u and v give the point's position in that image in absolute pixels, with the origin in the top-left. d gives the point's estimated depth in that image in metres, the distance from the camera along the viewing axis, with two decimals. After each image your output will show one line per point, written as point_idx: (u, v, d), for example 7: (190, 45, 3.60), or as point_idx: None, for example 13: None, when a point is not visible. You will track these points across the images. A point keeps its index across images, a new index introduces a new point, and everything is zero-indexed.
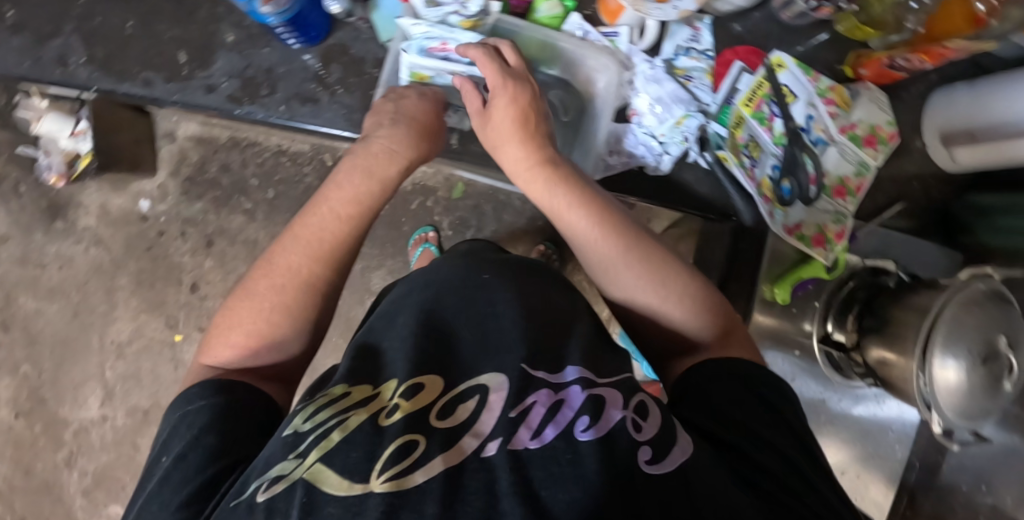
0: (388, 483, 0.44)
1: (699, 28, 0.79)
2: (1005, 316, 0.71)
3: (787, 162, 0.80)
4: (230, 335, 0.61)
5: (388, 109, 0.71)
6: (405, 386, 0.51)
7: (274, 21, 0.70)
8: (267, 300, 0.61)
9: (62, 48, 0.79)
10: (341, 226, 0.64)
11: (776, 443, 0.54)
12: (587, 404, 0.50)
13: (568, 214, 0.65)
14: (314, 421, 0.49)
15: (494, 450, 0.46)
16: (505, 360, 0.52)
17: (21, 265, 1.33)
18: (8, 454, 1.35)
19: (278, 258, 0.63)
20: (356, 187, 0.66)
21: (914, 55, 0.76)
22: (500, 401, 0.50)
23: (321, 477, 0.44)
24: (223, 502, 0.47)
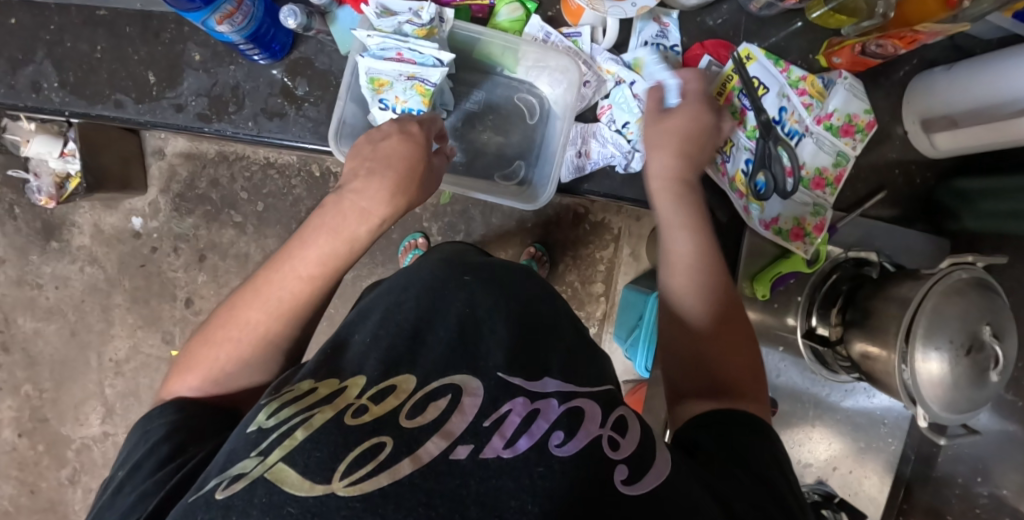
0: (351, 487, 0.43)
1: (666, 24, 0.78)
2: (988, 304, 0.69)
3: (760, 155, 0.79)
4: (190, 377, 0.61)
5: (366, 155, 0.69)
6: (375, 389, 0.50)
7: (235, 39, 0.70)
8: (224, 351, 0.61)
9: (34, 75, 0.80)
10: (306, 288, 0.63)
11: (756, 467, 0.53)
12: (563, 418, 0.48)
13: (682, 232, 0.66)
14: (278, 418, 0.48)
15: (463, 455, 0.45)
16: (482, 365, 0.51)
17: (19, 287, 1.35)
18: (14, 474, 1.37)
19: (243, 314, 0.62)
20: (325, 246, 0.64)
21: (888, 41, 0.74)
22: (475, 406, 0.48)
23: (282, 477, 0.43)
24: (182, 499, 0.46)
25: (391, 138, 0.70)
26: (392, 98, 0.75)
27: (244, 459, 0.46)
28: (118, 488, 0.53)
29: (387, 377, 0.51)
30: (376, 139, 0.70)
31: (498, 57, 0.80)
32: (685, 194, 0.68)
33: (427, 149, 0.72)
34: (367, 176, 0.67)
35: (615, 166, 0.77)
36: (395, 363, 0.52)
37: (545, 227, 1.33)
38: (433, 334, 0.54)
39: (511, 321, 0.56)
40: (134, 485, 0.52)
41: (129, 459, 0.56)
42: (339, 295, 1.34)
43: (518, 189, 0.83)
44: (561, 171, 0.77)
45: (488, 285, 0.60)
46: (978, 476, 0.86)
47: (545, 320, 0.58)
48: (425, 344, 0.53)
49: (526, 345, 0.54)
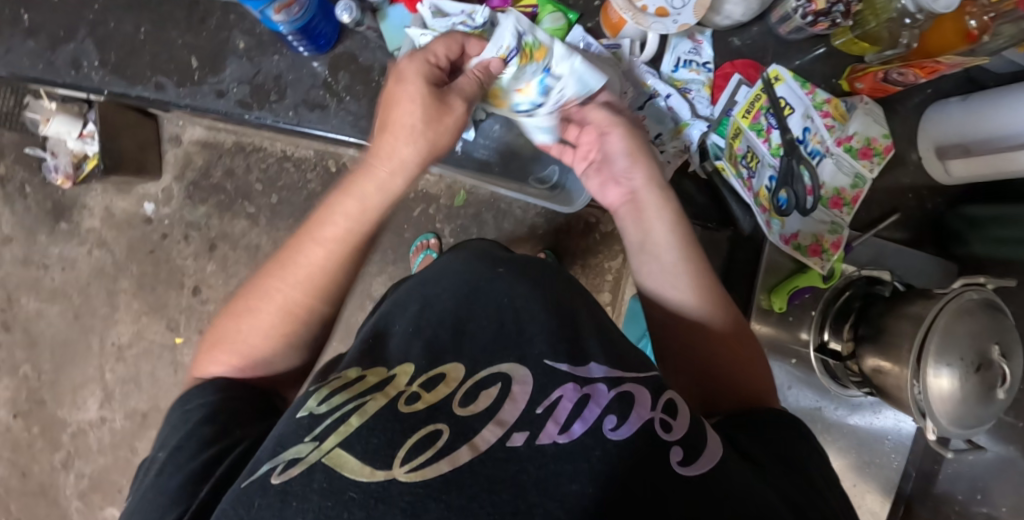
0: (412, 473, 0.44)
1: (700, 41, 0.81)
2: (997, 325, 0.72)
3: (784, 173, 0.82)
4: (216, 353, 0.63)
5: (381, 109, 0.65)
6: (424, 377, 0.52)
7: (286, 30, 0.72)
8: (248, 324, 0.63)
9: (76, 52, 0.81)
10: (335, 261, 0.63)
11: (783, 453, 0.55)
12: (615, 403, 0.50)
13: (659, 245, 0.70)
14: (330, 404, 0.50)
15: (520, 442, 0.46)
16: (527, 353, 0.53)
17: (24, 267, 1.34)
18: (6, 455, 1.35)
19: (274, 291, 0.63)
20: (352, 215, 0.64)
21: (908, 71, 0.78)
22: (525, 394, 0.50)
23: (341, 462, 0.44)
24: (233, 483, 0.46)
25: (408, 82, 0.63)
26: None
27: (299, 444, 0.47)
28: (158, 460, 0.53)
29: (436, 365, 0.53)
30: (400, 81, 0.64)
31: None
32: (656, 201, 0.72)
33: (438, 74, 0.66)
34: (391, 127, 0.63)
35: None
36: (439, 353, 0.54)
37: (556, 234, 1.35)
38: (478, 324, 0.57)
39: (558, 313, 0.58)
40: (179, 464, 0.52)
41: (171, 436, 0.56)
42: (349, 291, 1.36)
43: (549, 192, 0.88)
44: None
45: (529, 278, 0.62)
46: (978, 494, 0.90)
47: (589, 319, 0.60)
48: (470, 334, 0.56)
49: (572, 335, 0.56)
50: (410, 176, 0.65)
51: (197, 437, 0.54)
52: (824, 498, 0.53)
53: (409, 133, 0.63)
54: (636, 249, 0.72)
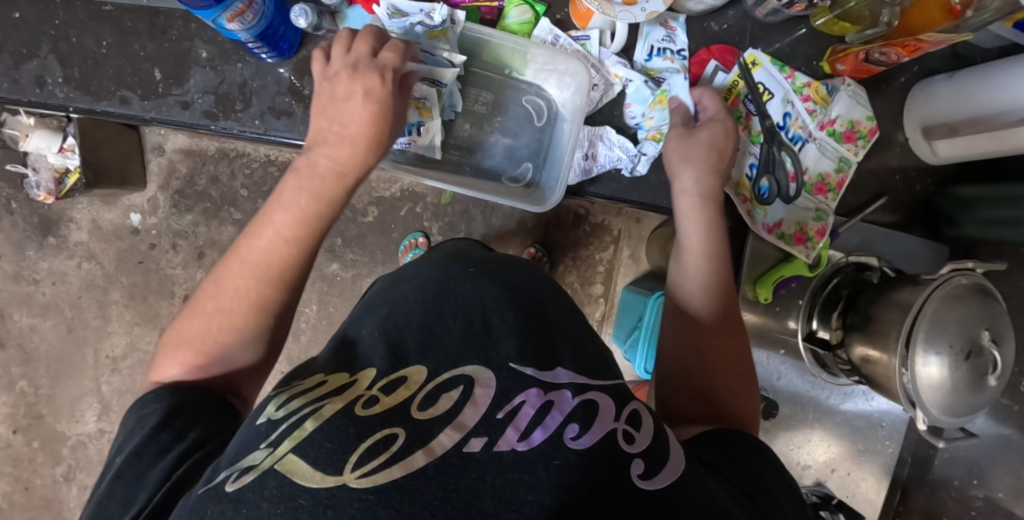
0: (363, 478, 0.43)
1: (674, 28, 0.78)
2: (988, 311, 0.70)
3: (764, 160, 0.79)
4: (177, 353, 0.60)
5: (331, 115, 0.65)
6: (385, 380, 0.50)
7: (244, 37, 0.70)
8: (215, 322, 0.60)
9: (39, 70, 0.80)
10: (288, 250, 0.63)
11: (752, 472, 0.54)
12: (578, 411, 0.48)
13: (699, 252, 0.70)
14: (288, 409, 0.48)
15: (477, 448, 0.45)
16: (493, 355, 0.51)
17: (15, 283, 1.34)
18: (8, 471, 1.36)
19: (226, 282, 0.61)
20: (302, 210, 0.63)
21: (890, 49, 0.76)
22: (487, 397, 0.48)
23: (293, 469, 0.43)
24: (191, 492, 0.45)
25: (356, 98, 0.65)
26: None
27: (255, 451, 0.45)
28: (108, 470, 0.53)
29: (399, 368, 0.51)
30: (340, 96, 0.66)
31: (507, 60, 0.81)
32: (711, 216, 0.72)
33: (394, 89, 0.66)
34: (345, 126, 0.65)
35: (621, 169, 0.78)
36: (397, 355, 0.52)
37: (546, 228, 1.33)
38: (443, 328, 0.54)
39: (524, 315, 0.57)
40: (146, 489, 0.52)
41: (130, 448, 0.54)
42: (339, 294, 1.35)
43: (524, 190, 0.84)
44: (569, 175, 0.78)
45: (493, 279, 0.60)
46: (975, 478, 0.86)
47: (557, 324, 0.58)
48: (437, 337, 0.53)
49: (534, 339, 0.54)
50: (365, 165, 0.66)
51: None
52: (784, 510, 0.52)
53: (352, 140, 0.65)
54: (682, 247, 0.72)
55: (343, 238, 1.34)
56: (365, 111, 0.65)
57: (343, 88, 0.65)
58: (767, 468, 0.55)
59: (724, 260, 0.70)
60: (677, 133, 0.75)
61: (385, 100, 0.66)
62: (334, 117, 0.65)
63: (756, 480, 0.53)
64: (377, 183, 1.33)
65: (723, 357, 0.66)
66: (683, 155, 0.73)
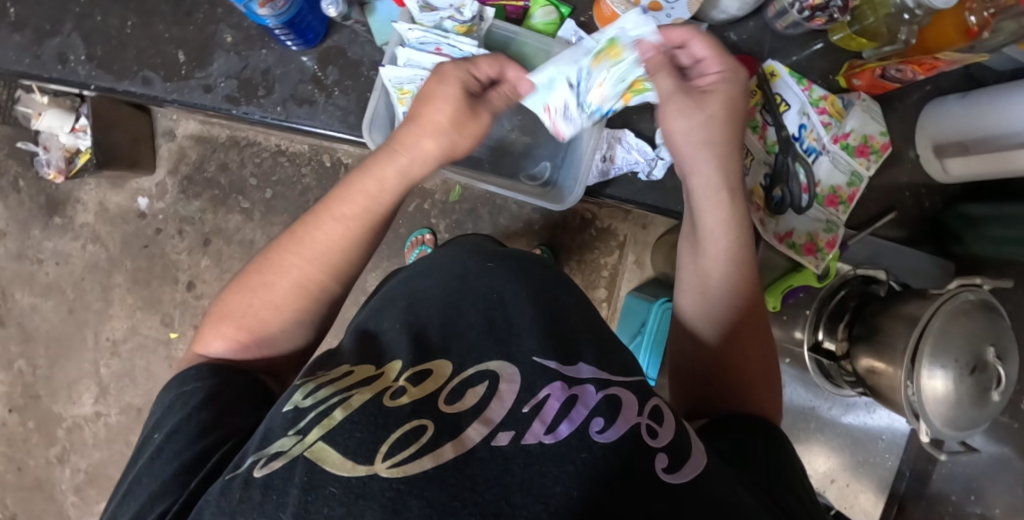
0: (394, 469, 0.43)
1: (695, 35, 0.78)
2: (993, 326, 0.71)
3: (778, 170, 0.80)
4: (222, 328, 0.62)
5: (417, 102, 0.68)
6: (411, 372, 0.51)
7: (272, 24, 0.71)
8: (259, 296, 0.62)
9: (61, 47, 0.80)
10: (342, 235, 0.64)
11: (775, 465, 0.55)
12: (602, 406, 0.49)
13: (719, 248, 0.69)
14: (315, 398, 0.49)
15: (505, 441, 0.45)
16: (516, 351, 0.52)
17: (18, 261, 1.34)
18: (2, 451, 1.35)
19: (277, 258, 0.63)
20: (370, 194, 0.65)
21: (907, 67, 0.76)
22: (512, 392, 0.49)
23: (322, 456, 0.43)
24: (219, 477, 0.46)
25: (440, 90, 0.66)
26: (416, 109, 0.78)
27: (283, 438, 0.46)
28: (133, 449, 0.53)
29: (424, 361, 0.52)
30: (425, 93, 0.67)
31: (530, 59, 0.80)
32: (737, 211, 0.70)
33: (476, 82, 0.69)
34: (425, 117, 0.66)
35: (638, 172, 0.79)
36: (423, 350, 0.53)
37: (552, 230, 1.34)
38: (466, 320, 0.55)
39: (544, 309, 0.57)
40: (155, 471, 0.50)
41: (161, 427, 0.54)
42: None
43: (541, 189, 0.85)
44: (587, 176, 0.79)
45: (515, 274, 0.61)
46: (972, 494, 0.87)
47: (577, 321, 0.59)
48: (457, 332, 0.55)
49: (552, 333, 0.55)
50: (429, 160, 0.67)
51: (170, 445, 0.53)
52: (806, 506, 0.53)
53: (427, 123, 0.66)
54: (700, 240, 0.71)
55: None
56: (447, 100, 0.66)
57: (426, 91, 0.67)
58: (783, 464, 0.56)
59: (745, 259, 0.70)
60: (676, 108, 0.70)
61: (467, 95, 0.67)
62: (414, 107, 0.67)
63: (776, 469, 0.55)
64: None
65: (742, 348, 0.68)
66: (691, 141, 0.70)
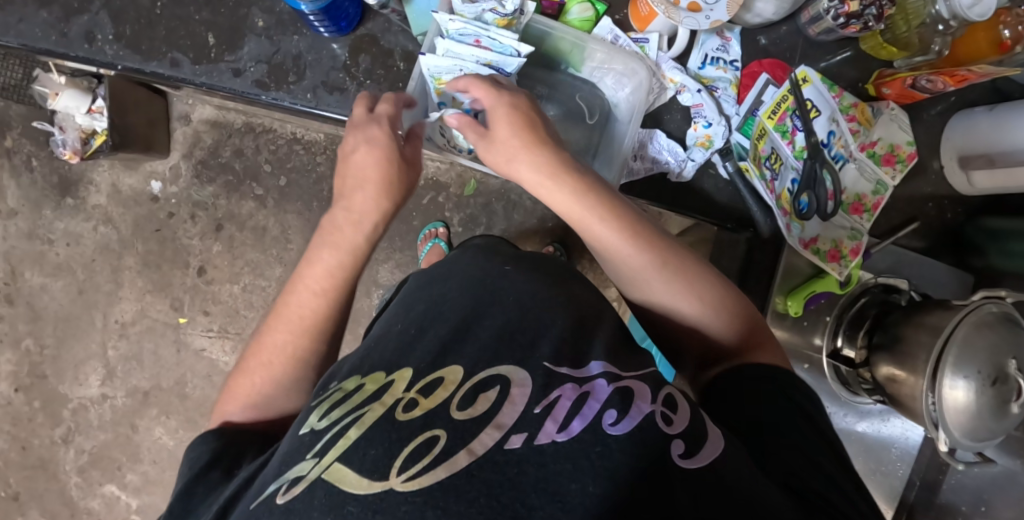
0: (408, 482, 0.44)
1: (729, 38, 0.80)
2: (1016, 338, 0.72)
3: (807, 176, 0.80)
4: (233, 406, 0.63)
5: (349, 172, 0.67)
6: (423, 382, 0.51)
7: (307, 9, 0.71)
8: (259, 374, 0.63)
9: (90, 25, 0.79)
10: (319, 302, 0.64)
11: (817, 461, 0.52)
12: (615, 397, 0.49)
13: (598, 223, 0.63)
14: (329, 419, 0.50)
15: (518, 444, 0.45)
16: (530, 357, 0.52)
17: (29, 241, 1.33)
18: (7, 429, 1.35)
19: (267, 336, 0.64)
20: (335, 263, 0.65)
21: (939, 78, 0.77)
22: (524, 396, 0.49)
23: (340, 477, 0.45)
24: (242, 504, 0.48)
25: (359, 151, 0.67)
26: (449, 101, 0.79)
27: (301, 462, 0.47)
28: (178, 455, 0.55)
29: (436, 367, 0.52)
30: (349, 152, 0.68)
31: (566, 54, 0.81)
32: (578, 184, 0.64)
33: (399, 140, 0.68)
34: (358, 182, 0.67)
35: (668, 173, 0.79)
36: (443, 355, 0.53)
37: (566, 228, 1.33)
38: (492, 324, 0.55)
39: (568, 314, 0.57)
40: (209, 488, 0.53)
41: None
42: None
43: None
44: (620, 175, 0.78)
45: (541, 278, 0.61)
46: (982, 505, 0.87)
47: (604, 324, 0.59)
48: (475, 334, 0.55)
49: (576, 335, 0.55)
50: (383, 209, 0.67)
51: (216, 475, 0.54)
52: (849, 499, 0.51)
53: (369, 189, 0.66)
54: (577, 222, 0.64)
55: None
56: (373, 161, 0.67)
57: (355, 161, 0.67)
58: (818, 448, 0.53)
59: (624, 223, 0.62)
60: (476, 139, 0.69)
61: (394, 151, 0.67)
62: (345, 173, 0.68)
63: (810, 457, 0.52)
64: None
65: (708, 304, 0.62)
66: (530, 182, 0.66)
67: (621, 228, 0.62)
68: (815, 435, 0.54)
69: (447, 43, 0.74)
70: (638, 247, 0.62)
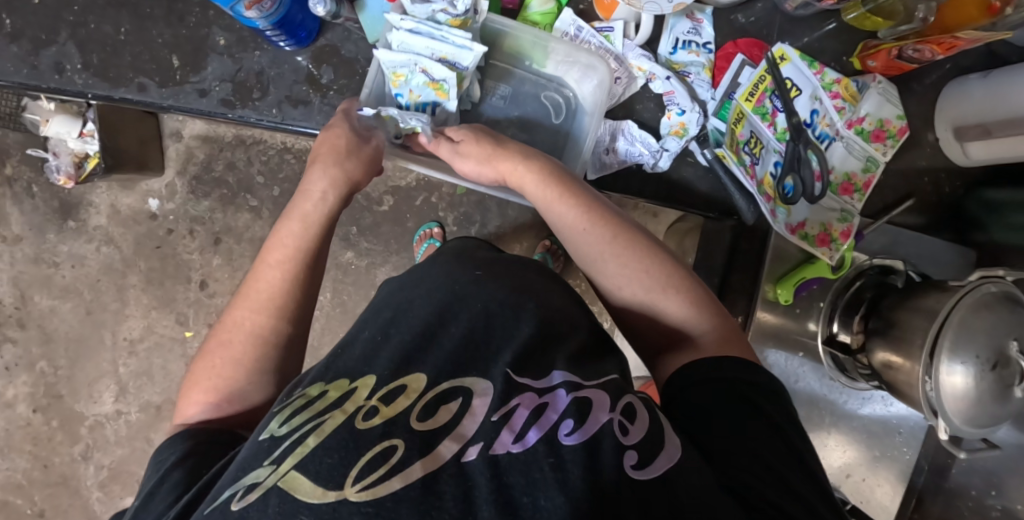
0: (363, 492, 0.42)
1: (700, 20, 0.77)
2: (1017, 319, 0.68)
3: (790, 158, 0.78)
4: (193, 392, 0.60)
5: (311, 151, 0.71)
6: (386, 389, 0.49)
7: (262, 25, 0.71)
8: (220, 356, 0.61)
9: (58, 56, 0.78)
10: (279, 278, 0.63)
11: (774, 464, 0.50)
12: (572, 408, 0.48)
13: (560, 201, 0.67)
14: (290, 425, 0.47)
15: (474, 456, 0.44)
16: (495, 367, 0.51)
17: (35, 265, 1.35)
18: (27, 449, 1.38)
19: (228, 317, 0.63)
20: (296, 234, 0.66)
21: (925, 47, 0.73)
22: (485, 407, 0.48)
23: (295, 485, 0.42)
24: (198, 510, 0.45)
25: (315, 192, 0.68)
26: (407, 92, 0.77)
27: (258, 468, 0.45)
28: None
29: (398, 376, 0.50)
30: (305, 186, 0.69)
31: (527, 51, 0.80)
32: (543, 170, 0.68)
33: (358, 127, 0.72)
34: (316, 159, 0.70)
35: (643, 164, 0.76)
36: (405, 363, 0.52)
37: None
38: (452, 335, 0.53)
39: (531, 321, 0.55)
40: (167, 486, 0.51)
41: None
42: (353, 282, 1.33)
43: None
44: (586, 167, 0.77)
45: (502, 283, 0.59)
46: (992, 488, 0.85)
47: (571, 332, 0.58)
48: (439, 343, 0.53)
49: (542, 339, 0.54)
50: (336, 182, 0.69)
51: (177, 473, 0.52)
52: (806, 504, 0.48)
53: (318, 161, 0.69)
54: (544, 202, 0.68)
55: (357, 226, 1.32)
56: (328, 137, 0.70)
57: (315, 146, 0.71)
58: (765, 438, 0.51)
59: (589, 204, 0.67)
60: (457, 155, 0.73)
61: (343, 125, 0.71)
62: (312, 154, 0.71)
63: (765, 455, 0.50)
64: (393, 172, 1.31)
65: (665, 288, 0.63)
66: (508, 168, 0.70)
67: (584, 205, 0.67)
68: (777, 440, 0.52)
69: (402, 34, 0.74)
70: (596, 225, 0.66)
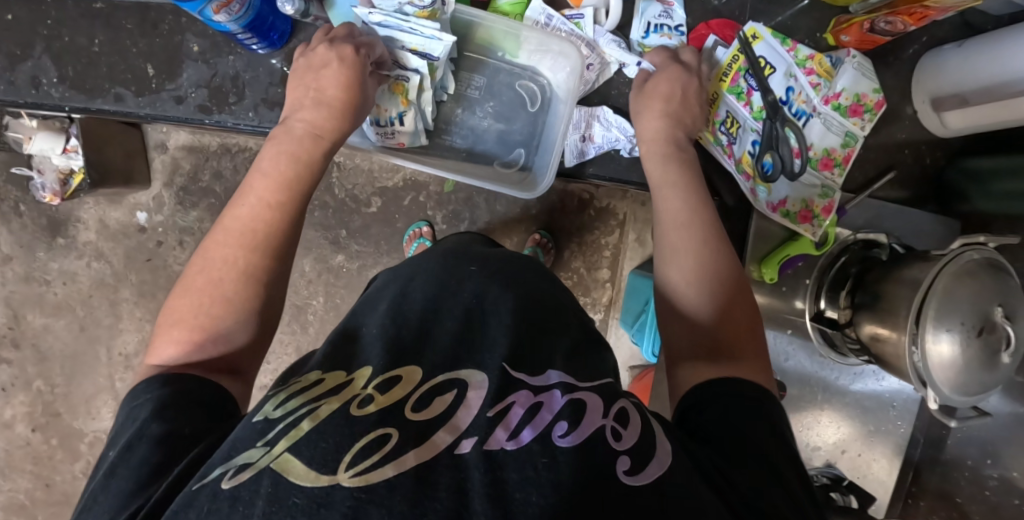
0: (357, 478, 0.42)
1: (671, 3, 0.78)
2: (1001, 285, 0.68)
3: (767, 137, 0.78)
4: (173, 332, 0.58)
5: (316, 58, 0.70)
6: (381, 378, 0.49)
7: (232, 29, 0.71)
8: (205, 294, 0.59)
9: (34, 70, 0.78)
10: (271, 213, 0.63)
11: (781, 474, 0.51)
12: (567, 409, 0.48)
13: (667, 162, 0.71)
14: (285, 409, 0.47)
15: (468, 448, 0.44)
16: (487, 358, 0.50)
17: (26, 284, 1.35)
18: (28, 469, 1.38)
19: (213, 253, 0.61)
20: (286, 170, 0.66)
21: (896, 19, 0.72)
22: (480, 399, 0.47)
23: (287, 466, 0.42)
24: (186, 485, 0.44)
25: (330, 66, 0.69)
26: None
27: (251, 449, 0.44)
28: (102, 465, 0.52)
29: (396, 365, 0.50)
30: (315, 66, 0.70)
31: (499, 41, 0.80)
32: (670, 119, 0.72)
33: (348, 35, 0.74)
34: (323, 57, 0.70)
35: (619, 151, 0.77)
36: (388, 354, 0.52)
37: (550, 213, 1.32)
38: (442, 329, 0.53)
39: (511, 306, 0.56)
40: None
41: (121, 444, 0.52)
42: (346, 285, 1.33)
43: (518, 175, 0.85)
44: (563, 153, 0.78)
45: (480, 272, 0.59)
46: (989, 458, 0.84)
47: (550, 317, 0.57)
48: (420, 333, 0.53)
49: (521, 318, 0.55)
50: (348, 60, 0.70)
51: None
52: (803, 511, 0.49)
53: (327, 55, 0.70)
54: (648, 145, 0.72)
55: (347, 229, 1.32)
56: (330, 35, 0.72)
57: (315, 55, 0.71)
58: (770, 444, 0.52)
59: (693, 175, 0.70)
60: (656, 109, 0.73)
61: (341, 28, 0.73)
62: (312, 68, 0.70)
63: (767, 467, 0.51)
64: (379, 173, 1.31)
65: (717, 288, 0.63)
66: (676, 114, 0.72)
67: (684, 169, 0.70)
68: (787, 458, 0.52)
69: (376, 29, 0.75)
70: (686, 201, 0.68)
